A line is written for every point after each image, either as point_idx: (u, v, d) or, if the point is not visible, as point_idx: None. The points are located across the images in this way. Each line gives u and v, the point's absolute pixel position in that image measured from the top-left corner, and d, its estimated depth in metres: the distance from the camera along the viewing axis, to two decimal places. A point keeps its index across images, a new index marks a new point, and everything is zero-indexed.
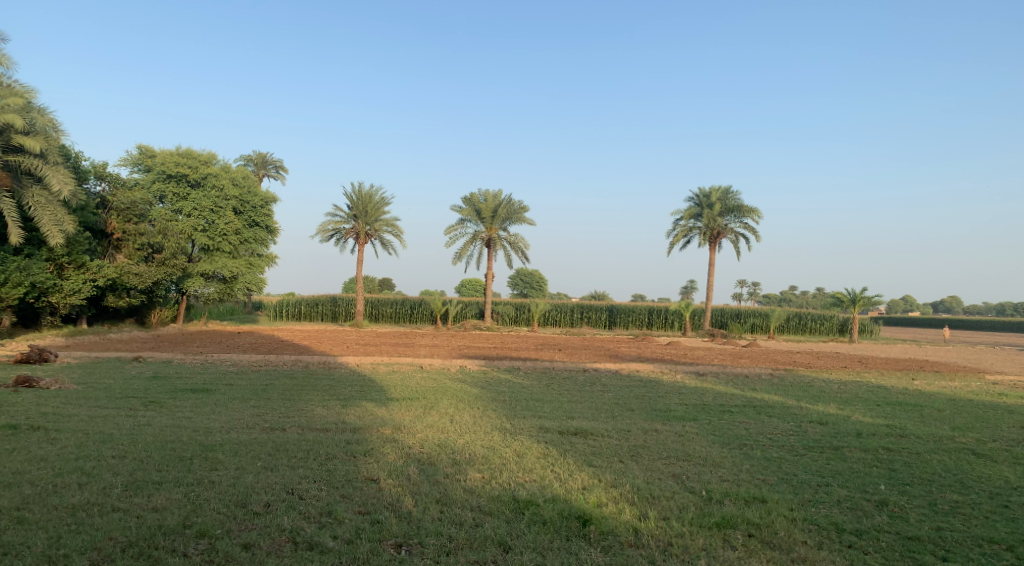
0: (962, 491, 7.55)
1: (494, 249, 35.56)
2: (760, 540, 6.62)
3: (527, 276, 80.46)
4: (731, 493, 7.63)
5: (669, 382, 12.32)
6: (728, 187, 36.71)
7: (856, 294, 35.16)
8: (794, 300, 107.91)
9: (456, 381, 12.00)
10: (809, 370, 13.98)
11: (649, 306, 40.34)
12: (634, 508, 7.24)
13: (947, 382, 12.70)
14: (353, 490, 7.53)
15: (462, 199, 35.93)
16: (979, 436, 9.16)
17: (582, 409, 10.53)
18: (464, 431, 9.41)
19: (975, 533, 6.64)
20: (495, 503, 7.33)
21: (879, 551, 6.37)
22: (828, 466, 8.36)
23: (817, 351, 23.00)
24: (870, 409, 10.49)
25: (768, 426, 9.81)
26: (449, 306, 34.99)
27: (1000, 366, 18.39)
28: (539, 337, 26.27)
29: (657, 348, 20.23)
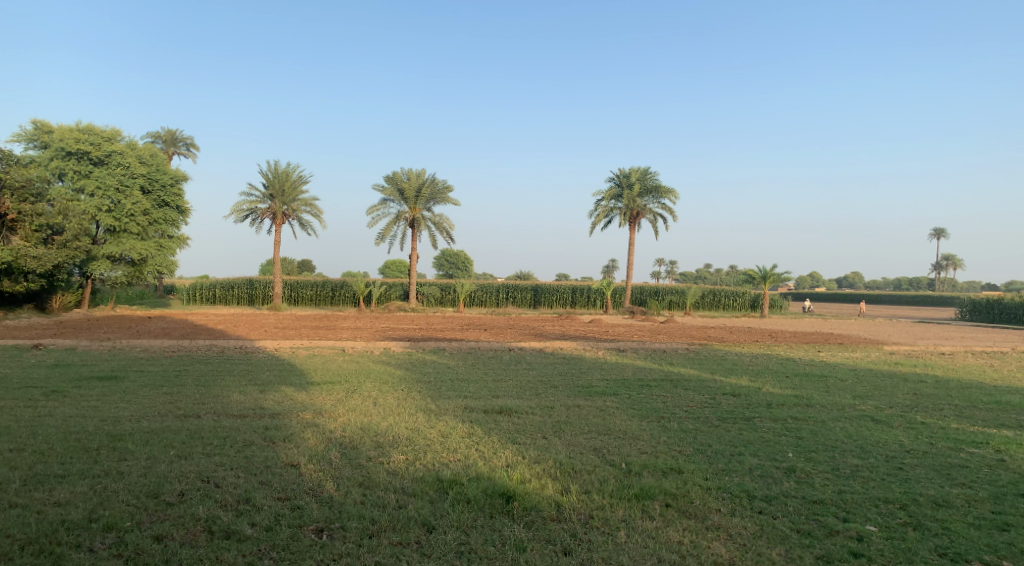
0: (862, 456, 8.02)
1: (418, 229, 35.21)
2: (677, 510, 6.87)
3: (453, 257, 80.23)
4: (649, 465, 7.88)
5: (591, 358, 12.57)
6: (647, 168, 37.43)
7: (767, 270, 36.71)
8: (710, 277, 112.22)
9: (380, 363, 11.90)
10: (722, 345, 14.52)
11: (573, 284, 40.92)
12: (557, 483, 7.38)
13: (846, 353, 13.48)
14: (272, 477, 7.38)
15: (384, 178, 35.31)
16: (877, 403, 9.74)
17: (507, 387, 10.62)
18: (388, 414, 9.34)
19: (872, 494, 7.08)
20: (419, 484, 7.33)
21: (786, 516, 6.70)
22: (740, 436, 8.73)
23: (730, 326, 24.02)
24: (780, 381, 10.99)
25: (684, 399, 10.14)
26: (373, 287, 34.55)
27: (895, 337, 19.54)
28: (462, 317, 26.32)
29: (579, 326, 20.60)
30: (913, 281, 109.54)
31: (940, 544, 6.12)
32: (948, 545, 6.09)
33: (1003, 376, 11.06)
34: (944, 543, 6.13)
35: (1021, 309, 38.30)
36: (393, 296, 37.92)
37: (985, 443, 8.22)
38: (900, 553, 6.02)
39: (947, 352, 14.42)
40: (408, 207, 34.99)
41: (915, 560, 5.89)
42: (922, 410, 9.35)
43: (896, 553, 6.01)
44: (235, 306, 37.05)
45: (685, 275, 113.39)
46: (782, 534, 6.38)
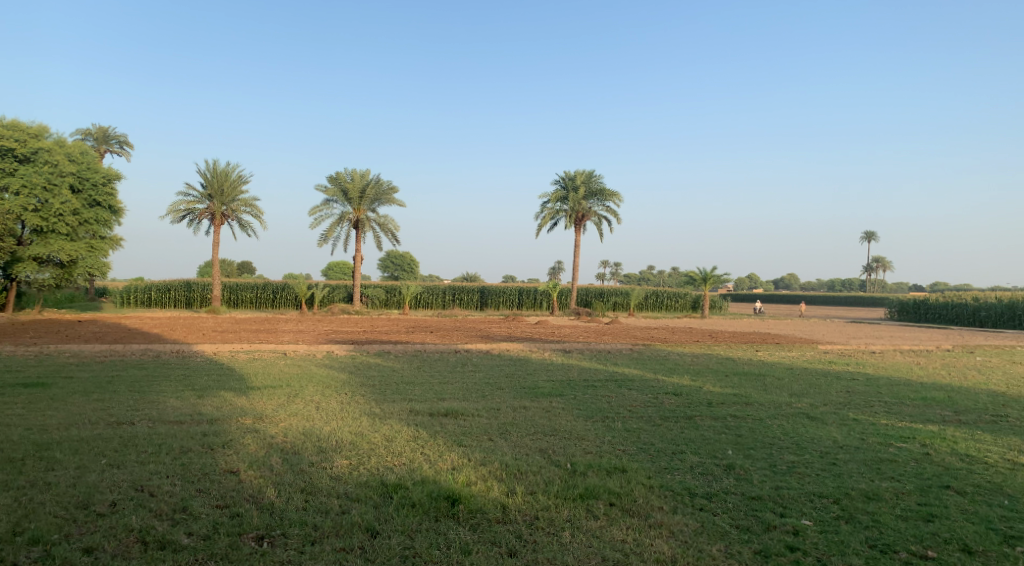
0: (798, 452, 8.26)
1: (363, 229, 34.80)
2: (621, 509, 6.95)
3: (399, 260, 79.64)
4: (594, 464, 7.95)
5: (538, 359, 12.62)
6: (592, 171, 37.86)
7: (708, 272, 37.55)
8: (654, 278, 114.27)
9: (323, 367, 11.70)
10: (664, 346, 14.76)
11: (519, 286, 41.07)
12: (502, 485, 7.39)
13: (782, 353, 13.87)
14: (211, 484, 7.18)
15: (328, 178, 34.82)
16: (812, 401, 10.05)
17: (453, 389, 10.58)
18: (332, 418, 9.19)
19: (808, 489, 7.29)
20: (363, 489, 7.23)
21: (726, 512, 6.86)
22: (682, 435, 8.89)
23: (671, 326, 24.48)
24: (720, 380, 11.24)
25: (629, 399, 10.28)
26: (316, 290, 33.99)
27: (827, 337, 20.22)
28: (408, 319, 26.12)
29: (526, 328, 20.68)
30: (846, 282, 113.59)
31: (871, 535, 6.34)
32: (877, 536, 6.31)
33: (928, 373, 11.56)
34: (874, 534, 6.36)
35: (944, 309, 40.13)
36: (337, 299, 37.46)
37: (912, 438, 8.56)
38: (833, 545, 6.21)
39: (876, 350, 14.99)
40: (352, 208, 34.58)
41: (847, 552, 6.09)
42: (854, 407, 9.69)
43: (829, 546, 6.20)
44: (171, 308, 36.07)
45: (629, 276, 115.06)
46: (722, 530, 6.51)
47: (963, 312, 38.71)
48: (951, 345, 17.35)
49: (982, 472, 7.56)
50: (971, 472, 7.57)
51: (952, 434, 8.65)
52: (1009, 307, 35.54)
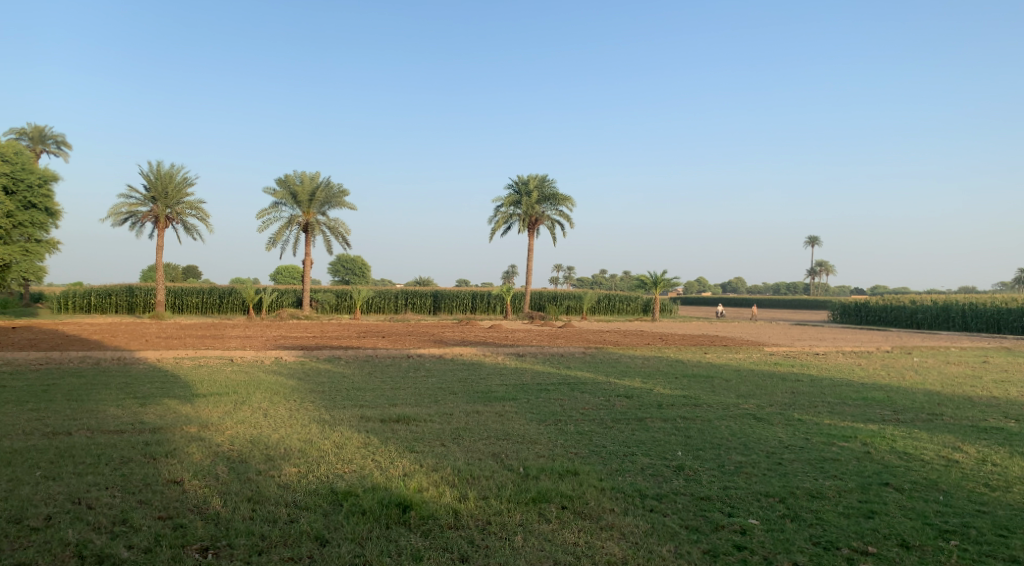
0: (745, 452, 8.42)
1: (313, 233, 34.36)
2: (572, 512, 6.98)
3: (350, 263, 78.80)
4: (547, 468, 7.97)
5: (490, 363, 12.61)
6: (544, 175, 38.12)
7: (658, 276, 38.10)
8: (606, 282, 115.54)
9: (271, 373, 11.47)
10: (615, 349, 14.89)
11: (472, 290, 41.17)
12: (454, 491, 7.34)
13: (729, 355, 14.14)
14: (153, 495, 6.97)
15: (276, 181, 34.22)
16: (759, 402, 10.26)
17: (405, 395, 10.48)
18: (280, 426, 9.02)
19: (755, 489, 7.43)
20: (312, 497, 7.11)
21: (676, 513, 6.94)
22: (633, 437, 8.98)
23: (622, 330, 24.73)
24: (670, 382, 11.38)
25: (581, 402, 10.35)
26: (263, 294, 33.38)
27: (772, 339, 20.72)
28: (358, 324, 25.82)
29: (478, 333, 20.66)
30: (792, 286, 116.69)
31: (814, 533, 6.49)
32: (821, 534, 6.46)
33: (867, 373, 11.93)
34: (818, 532, 6.51)
35: (883, 312, 41.56)
36: (285, 303, 36.83)
37: (854, 437, 8.80)
38: (779, 543, 6.33)
39: (818, 352, 15.42)
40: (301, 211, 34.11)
41: (791, 549, 6.21)
42: (798, 408, 9.92)
43: (775, 544, 6.32)
44: (112, 314, 35.09)
45: (582, 281, 116.15)
46: (672, 531, 6.58)
47: (900, 314, 40.21)
48: (888, 347, 17.97)
49: (918, 469, 7.81)
50: (908, 469, 7.82)
51: (891, 433, 8.93)
52: (943, 309, 37.05)
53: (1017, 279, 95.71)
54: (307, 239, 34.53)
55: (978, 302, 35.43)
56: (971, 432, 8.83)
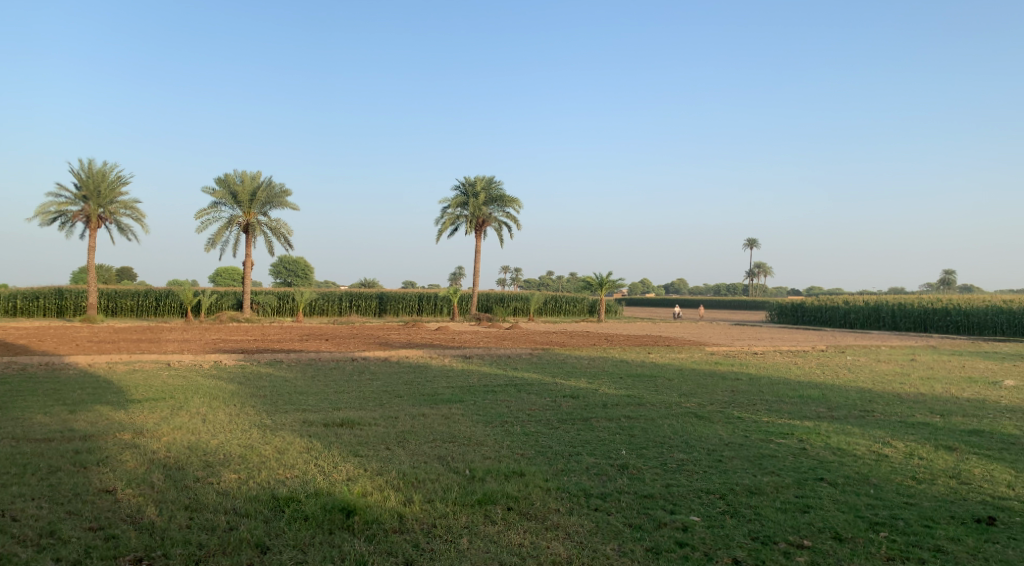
0: (687, 450, 8.58)
1: (253, 234, 33.65)
2: (518, 512, 6.99)
3: (293, 266, 77.46)
4: (492, 469, 7.97)
5: (436, 366, 12.55)
6: (491, 177, 38.21)
7: (604, 277, 38.56)
8: (553, 283, 116.67)
9: (211, 377, 11.17)
10: (559, 350, 14.98)
11: (418, 293, 40.99)
12: (399, 494, 7.28)
13: (671, 354, 14.41)
14: (83, 505, 6.71)
15: (215, 180, 33.36)
16: (700, 401, 10.47)
17: (349, 398, 10.34)
18: (219, 431, 8.80)
19: (697, 486, 7.58)
20: (252, 504, 6.95)
21: (620, 511, 7.02)
22: (578, 437, 9.06)
23: (568, 331, 24.87)
24: (615, 382, 11.53)
25: (527, 403, 10.39)
26: (202, 296, 32.43)
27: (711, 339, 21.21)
28: (301, 326, 25.35)
29: (424, 335, 20.60)
30: (733, 287, 119.63)
31: (753, 528, 6.65)
32: (759, 529, 6.62)
33: (803, 372, 12.28)
34: (756, 527, 6.67)
35: (818, 312, 42.92)
36: (224, 305, 35.88)
37: (791, 434, 9.06)
38: (719, 540, 6.46)
39: (756, 351, 15.82)
40: (241, 211, 33.36)
41: (731, 545, 6.34)
42: (738, 406, 10.16)
43: (716, 540, 6.44)
44: (40, 317, 33.65)
45: (529, 283, 116.88)
46: (616, 529, 6.65)
47: (834, 315, 41.60)
48: (822, 346, 18.56)
49: (851, 464, 8.09)
50: (842, 464, 8.09)
51: (825, 430, 9.22)
52: (874, 309, 38.53)
53: (942, 281, 99.92)
54: (248, 240, 33.80)
55: (906, 302, 36.98)
56: (901, 427, 9.19)
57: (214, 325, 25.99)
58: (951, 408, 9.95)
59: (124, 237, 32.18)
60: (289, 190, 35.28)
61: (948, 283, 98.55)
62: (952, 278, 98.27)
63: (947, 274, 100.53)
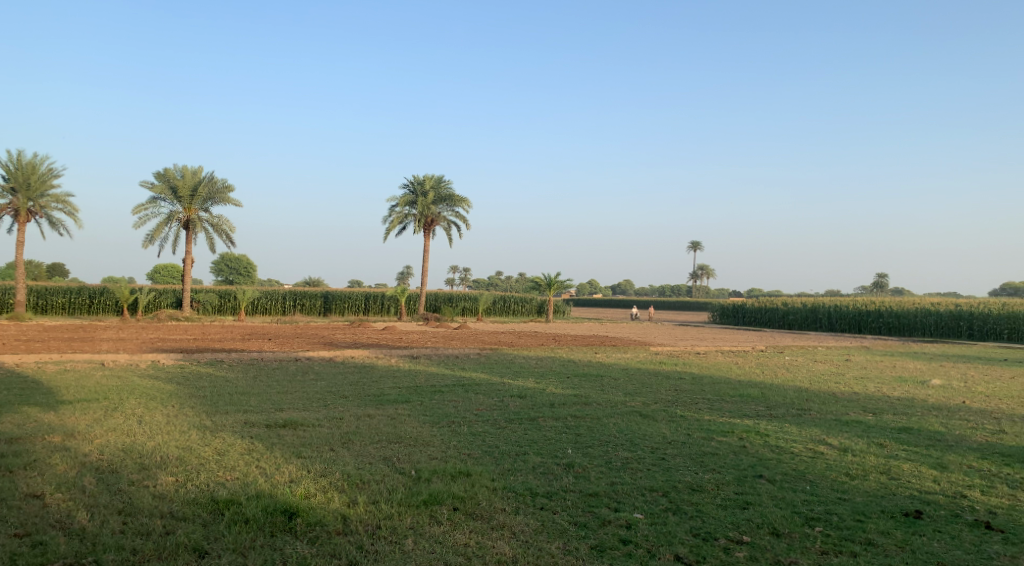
0: (631, 449, 8.70)
1: (194, 230, 32.79)
2: (464, 513, 6.97)
3: (234, 262, 75.78)
4: (438, 470, 7.93)
5: (383, 366, 12.43)
6: (441, 176, 38.09)
7: (552, 278, 38.81)
8: (502, 283, 117.09)
9: (147, 378, 10.83)
10: (507, 350, 15.00)
11: (365, 291, 40.54)
12: (344, 496, 7.18)
13: (616, 354, 14.60)
14: (8, 511, 6.43)
15: (152, 174, 32.39)
16: (645, 399, 10.64)
17: (293, 399, 10.17)
18: (156, 433, 8.55)
19: (640, 484, 7.69)
20: (190, 507, 6.77)
21: (564, 510, 7.07)
22: (525, 436, 9.09)
23: (515, 331, 24.91)
24: (562, 381, 11.62)
25: (474, 403, 10.38)
26: (138, 294, 31.43)
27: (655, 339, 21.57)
28: (244, 325, 24.78)
29: (370, 335, 20.40)
30: (677, 288, 121.85)
31: (695, 525, 6.78)
32: (700, 526, 6.75)
33: (744, 371, 12.57)
34: (698, 524, 6.80)
35: (759, 313, 44.01)
36: (162, 304, 34.82)
37: (731, 432, 9.28)
38: (662, 536, 6.56)
39: (699, 351, 16.13)
40: (181, 207, 32.47)
41: (673, 541, 6.44)
42: (681, 405, 10.35)
43: (658, 537, 6.54)
44: None
45: (478, 283, 116.86)
46: (561, 528, 6.70)
47: (774, 315, 42.75)
48: (761, 346, 18.99)
49: (789, 461, 8.33)
50: (780, 462, 8.31)
51: (765, 428, 9.46)
52: (812, 310, 39.75)
53: (875, 284, 103.61)
54: (188, 236, 32.90)
55: (842, 303, 38.27)
56: (836, 425, 9.49)
57: (152, 324, 25.20)
58: (883, 406, 10.33)
59: (55, 231, 30.97)
60: (231, 186, 34.50)
61: (881, 287, 102.13)
62: (884, 281, 101.99)
63: (880, 275, 104.48)
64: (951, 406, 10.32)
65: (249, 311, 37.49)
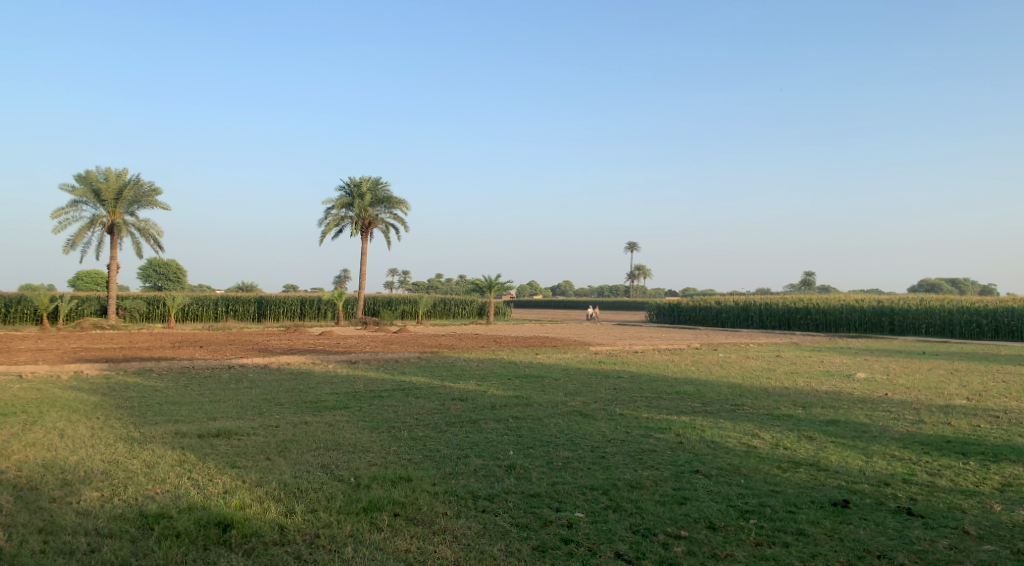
0: (572, 448, 8.77)
1: (119, 234, 31.58)
2: (405, 518, 6.90)
3: (163, 268, 73.36)
4: (379, 476, 7.83)
5: (320, 372, 12.21)
6: (378, 178, 37.70)
7: (493, 279, 38.89)
8: (442, 287, 116.80)
9: (70, 389, 10.37)
10: (448, 353, 14.95)
11: (300, 296, 40.05)
12: (280, 506, 7.01)
13: (555, 354, 14.73)
14: None
15: (73, 176, 31.05)
16: (585, 399, 10.75)
17: (226, 408, 9.90)
18: (79, 447, 8.18)
19: (581, 483, 7.76)
20: (116, 522, 6.51)
21: (506, 511, 7.08)
22: (466, 439, 9.07)
23: (456, 334, 24.78)
24: (503, 383, 11.63)
25: (415, 407, 10.30)
26: (60, 302, 30.10)
27: (594, 339, 21.86)
28: (174, 333, 24.02)
29: (307, 340, 20.03)
30: (615, 288, 123.70)
31: (634, 522, 6.88)
32: (639, 522, 6.85)
33: (680, 369, 12.84)
34: (637, 520, 6.89)
35: (694, 312, 44.91)
36: (86, 311, 33.38)
37: (669, 429, 9.46)
38: (602, 534, 6.63)
39: (636, 350, 16.41)
40: (105, 211, 31.25)
41: (614, 539, 6.52)
42: (620, 403, 10.50)
43: (599, 535, 6.61)
44: None
45: (419, 286, 116.17)
46: (503, 530, 6.70)
47: (708, 314, 43.83)
48: (696, 345, 19.35)
49: (724, 455, 8.53)
50: (715, 456, 8.51)
51: (701, 423, 9.68)
52: (744, 308, 41.00)
53: (804, 282, 107.21)
54: (113, 241, 31.68)
55: (772, 302, 39.52)
56: (768, 419, 9.78)
57: (74, 333, 24.13)
58: (812, 400, 10.70)
59: None
60: (159, 189, 33.41)
61: (808, 283, 106.10)
62: (812, 279, 105.51)
63: (809, 273, 108.31)
64: (875, 398, 10.78)
65: (179, 318, 36.35)
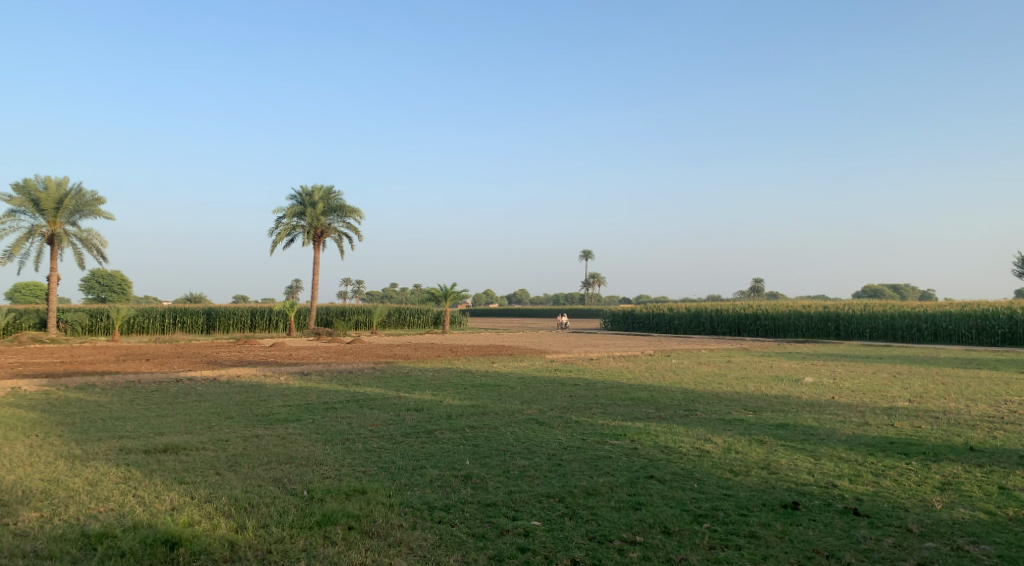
0: (529, 456, 8.79)
1: (59, 244, 30.58)
2: (359, 531, 6.81)
3: (106, 279, 71.18)
4: (332, 489, 7.71)
5: (272, 384, 11.97)
6: (331, 187, 37.35)
7: (449, 288, 38.73)
8: (398, 296, 115.95)
9: (6, 406, 9.96)
10: (403, 362, 14.82)
11: (252, 307, 39.30)
12: (231, 521, 6.85)
13: (510, 363, 14.75)
14: None
15: (10, 184, 29.97)
16: (540, 407, 10.77)
17: (173, 422, 9.63)
18: (16, 466, 7.87)
19: (537, 491, 7.76)
20: (57, 544, 6.27)
21: (462, 522, 7.03)
22: (422, 450, 9.01)
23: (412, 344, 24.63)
24: (458, 393, 11.58)
25: (369, 419, 10.18)
26: None
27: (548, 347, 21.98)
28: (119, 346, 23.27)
29: (258, 351, 19.69)
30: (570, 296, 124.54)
31: (590, 528, 6.90)
32: (595, 529, 6.88)
33: (634, 376, 12.95)
34: (593, 527, 6.92)
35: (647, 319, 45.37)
36: (24, 325, 32.11)
37: (623, 435, 9.53)
38: (558, 542, 6.64)
39: (590, 358, 16.51)
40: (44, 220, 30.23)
41: (569, 546, 6.53)
42: (575, 410, 10.55)
43: (555, 543, 6.62)
44: None
45: (374, 295, 115.06)
46: (458, 540, 6.65)
47: (661, 321, 44.35)
48: (647, 352, 19.61)
49: (678, 460, 8.64)
50: (669, 461, 8.61)
51: (655, 429, 9.79)
52: (695, 314, 41.64)
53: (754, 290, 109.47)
54: (52, 252, 30.64)
55: (723, 308, 40.29)
56: (720, 424, 9.95)
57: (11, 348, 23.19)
58: (762, 405, 10.91)
59: None
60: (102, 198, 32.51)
61: (757, 290, 108.39)
62: (760, 286, 107.69)
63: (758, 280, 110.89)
64: (822, 402, 11.05)
65: (124, 330, 35.27)
